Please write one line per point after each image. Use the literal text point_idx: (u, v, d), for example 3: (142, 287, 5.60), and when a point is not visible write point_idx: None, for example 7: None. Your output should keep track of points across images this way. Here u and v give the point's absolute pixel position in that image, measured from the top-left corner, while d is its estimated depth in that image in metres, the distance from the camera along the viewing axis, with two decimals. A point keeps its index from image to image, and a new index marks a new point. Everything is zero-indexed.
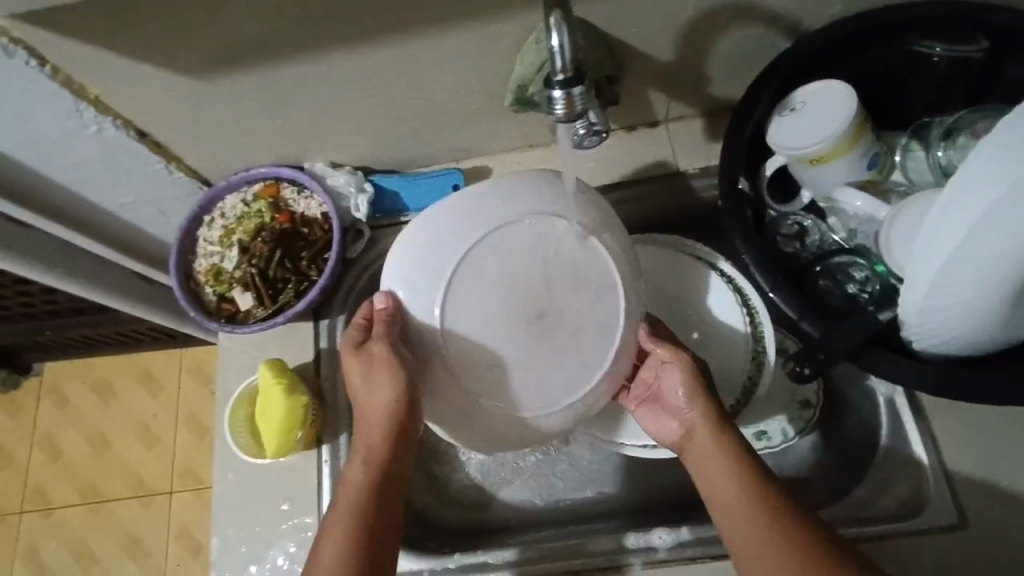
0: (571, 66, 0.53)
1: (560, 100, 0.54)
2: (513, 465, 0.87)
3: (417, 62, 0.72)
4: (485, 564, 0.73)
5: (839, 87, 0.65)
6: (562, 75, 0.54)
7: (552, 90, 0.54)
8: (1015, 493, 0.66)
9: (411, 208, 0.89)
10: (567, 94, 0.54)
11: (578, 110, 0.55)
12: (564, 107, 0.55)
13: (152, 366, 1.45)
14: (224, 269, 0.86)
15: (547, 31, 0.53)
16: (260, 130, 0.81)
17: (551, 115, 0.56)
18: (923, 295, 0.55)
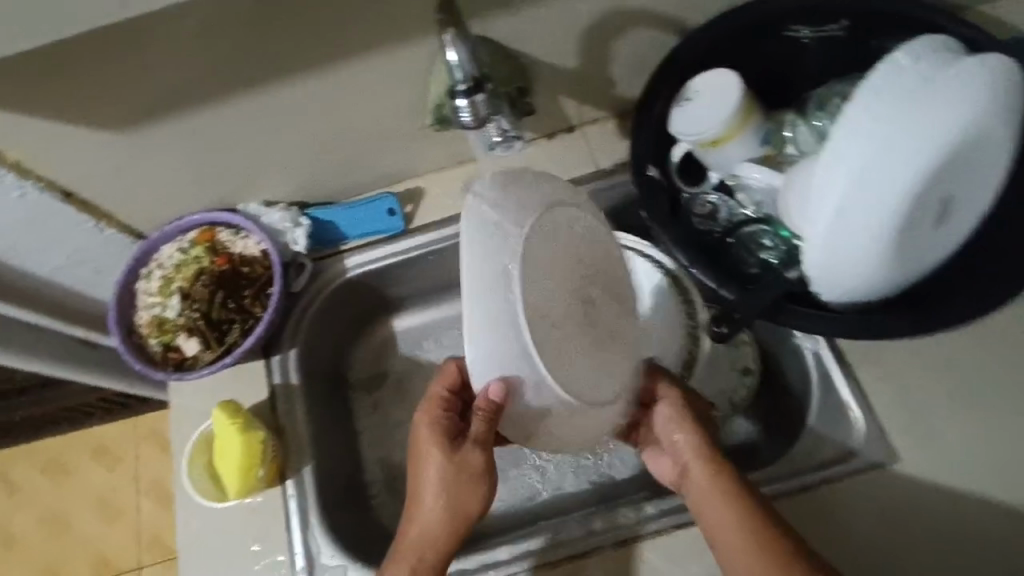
0: (470, 76, 0.58)
1: (464, 107, 0.59)
2: (503, 464, 0.89)
3: (335, 93, 0.75)
4: (501, 561, 0.73)
5: (726, 74, 0.71)
6: (463, 85, 0.59)
7: (457, 99, 0.59)
8: (933, 423, 0.72)
9: (351, 235, 0.91)
10: (470, 102, 0.59)
11: (483, 115, 0.60)
12: (469, 114, 0.60)
13: (106, 438, 1.41)
14: (166, 319, 0.85)
15: (444, 47, 0.57)
16: (187, 177, 0.82)
17: (459, 122, 0.61)
18: (820, 250, 0.60)
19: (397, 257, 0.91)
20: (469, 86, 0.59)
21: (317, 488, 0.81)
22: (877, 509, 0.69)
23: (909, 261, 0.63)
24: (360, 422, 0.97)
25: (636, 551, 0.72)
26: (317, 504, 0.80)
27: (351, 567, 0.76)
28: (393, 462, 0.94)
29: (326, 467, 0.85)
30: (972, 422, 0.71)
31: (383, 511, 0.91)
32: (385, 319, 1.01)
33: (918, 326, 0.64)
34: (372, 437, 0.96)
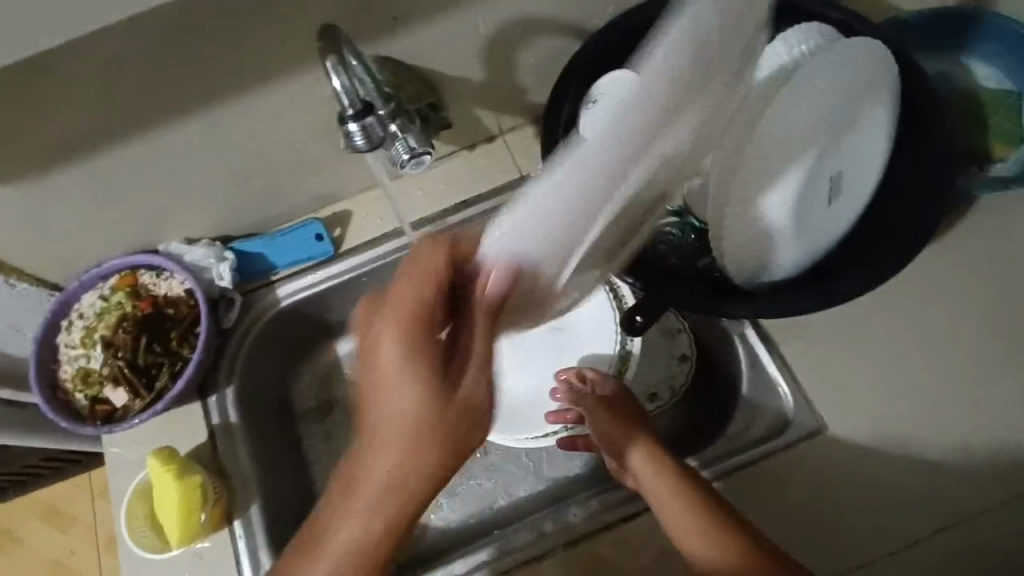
0: (357, 99, 0.61)
1: (355, 132, 0.62)
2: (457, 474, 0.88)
3: (243, 124, 0.74)
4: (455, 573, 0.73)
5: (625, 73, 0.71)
6: (351, 110, 0.62)
7: (347, 124, 0.62)
8: (856, 389, 0.75)
9: (280, 264, 0.90)
10: (362, 125, 0.62)
11: (377, 136, 0.63)
12: (362, 138, 0.63)
13: (57, 499, 1.34)
14: (91, 370, 0.83)
15: (326, 75, 0.60)
16: (99, 223, 0.80)
17: (353, 145, 0.64)
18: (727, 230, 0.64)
19: (329, 282, 0.90)
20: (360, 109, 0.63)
21: (266, 526, 0.80)
22: (811, 478, 0.72)
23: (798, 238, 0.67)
24: (310, 452, 0.95)
25: (587, 548, 0.72)
26: (267, 543, 0.78)
27: None
28: None
29: (275, 502, 0.83)
30: (890, 383, 0.75)
31: None
32: (328, 345, 1.00)
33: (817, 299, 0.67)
34: (325, 465, 0.95)
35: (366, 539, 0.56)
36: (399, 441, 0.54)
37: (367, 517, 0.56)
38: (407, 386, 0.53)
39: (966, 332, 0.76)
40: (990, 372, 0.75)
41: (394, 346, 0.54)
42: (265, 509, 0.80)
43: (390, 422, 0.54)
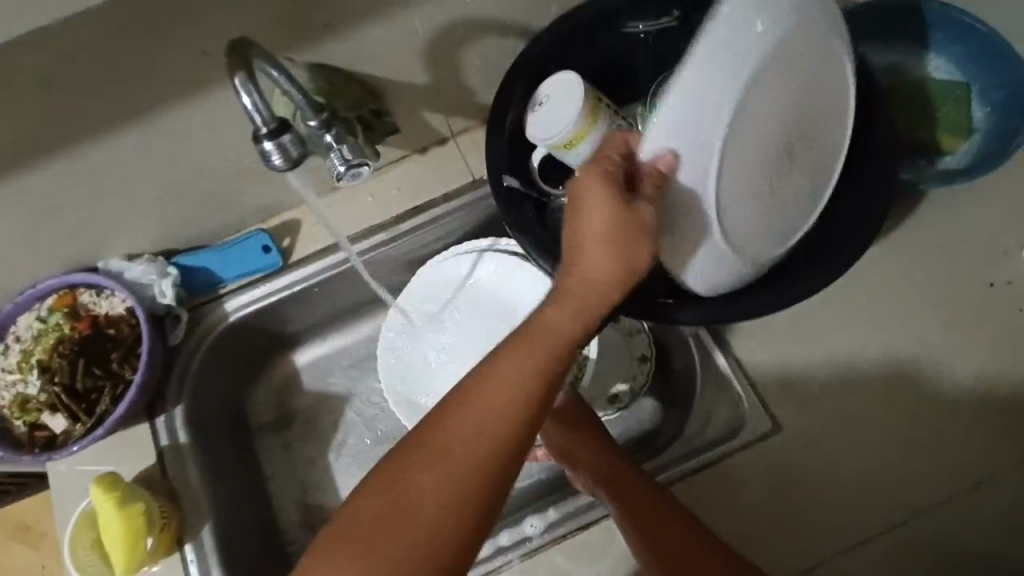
0: (270, 117, 0.56)
1: (272, 151, 0.57)
2: None
3: (176, 137, 0.71)
4: None
5: (571, 76, 0.70)
6: (266, 129, 0.56)
7: (262, 143, 0.57)
8: (811, 387, 0.75)
9: (228, 277, 0.87)
10: (278, 144, 0.57)
11: (297, 155, 0.58)
12: (280, 157, 0.58)
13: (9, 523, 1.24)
14: (29, 396, 0.79)
15: (235, 91, 0.56)
16: (31, 243, 0.77)
17: (272, 166, 0.58)
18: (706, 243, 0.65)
19: (279, 294, 0.88)
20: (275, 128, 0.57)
21: (221, 548, 0.78)
22: (767, 477, 0.72)
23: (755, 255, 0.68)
24: (269, 466, 0.93)
25: (544, 558, 0.72)
26: (222, 565, 0.76)
27: None
28: (309, 502, 0.92)
29: (230, 521, 0.82)
30: (844, 379, 0.75)
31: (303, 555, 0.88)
32: (284, 356, 0.97)
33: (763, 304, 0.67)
34: (284, 479, 0.93)
35: (484, 428, 0.51)
36: (560, 316, 0.55)
37: (495, 402, 0.52)
38: (609, 246, 0.55)
39: (919, 325, 0.77)
40: (942, 364, 0.75)
41: (597, 207, 0.55)
42: (218, 530, 0.78)
43: (620, 271, 0.55)
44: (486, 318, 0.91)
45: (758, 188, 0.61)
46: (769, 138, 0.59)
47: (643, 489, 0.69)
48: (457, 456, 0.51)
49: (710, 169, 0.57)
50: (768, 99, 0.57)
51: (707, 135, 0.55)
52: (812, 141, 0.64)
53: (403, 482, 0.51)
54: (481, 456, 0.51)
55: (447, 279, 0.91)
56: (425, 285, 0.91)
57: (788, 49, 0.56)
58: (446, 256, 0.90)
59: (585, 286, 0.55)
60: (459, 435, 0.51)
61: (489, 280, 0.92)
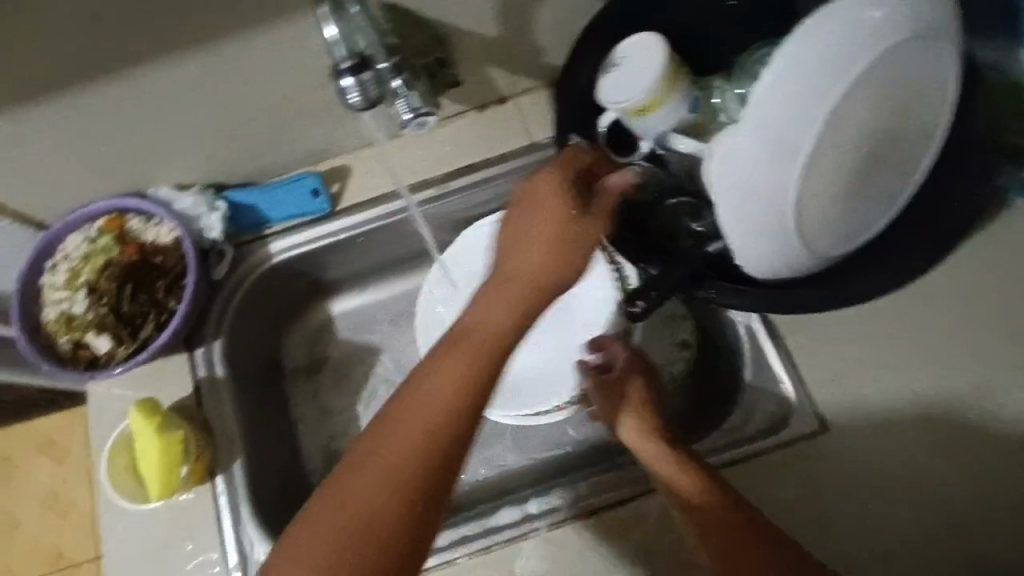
0: (352, 51, 0.56)
1: (349, 88, 0.56)
2: None
3: (238, 66, 0.70)
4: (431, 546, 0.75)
5: (651, 37, 0.68)
6: (347, 64, 0.56)
7: (343, 79, 0.56)
8: (861, 391, 0.73)
9: (274, 218, 0.86)
10: (357, 81, 0.56)
11: (375, 95, 0.57)
12: (357, 96, 0.57)
13: (52, 433, 1.27)
14: (75, 315, 0.80)
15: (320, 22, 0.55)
16: (86, 162, 0.76)
17: (349, 105, 0.58)
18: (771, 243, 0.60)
19: (324, 240, 0.87)
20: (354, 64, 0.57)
21: (248, 483, 0.79)
22: (805, 476, 0.70)
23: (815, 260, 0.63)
24: (298, 410, 0.94)
25: (568, 531, 0.72)
26: (249, 500, 0.78)
27: None
28: (334, 450, 0.92)
29: (258, 458, 0.83)
30: (898, 387, 0.72)
31: None
32: (321, 303, 0.97)
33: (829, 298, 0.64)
34: (311, 425, 0.93)
35: (423, 425, 0.52)
36: (498, 312, 0.56)
37: (455, 377, 0.53)
38: (546, 251, 0.57)
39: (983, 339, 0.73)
40: None
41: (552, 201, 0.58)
42: (248, 465, 0.79)
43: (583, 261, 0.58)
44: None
45: (837, 188, 0.57)
46: (863, 140, 0.56)
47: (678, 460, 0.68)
48: (412, 435, 0.51)
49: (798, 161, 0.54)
50: (870, 93, 0.54)
51: (806, 124, 0.52)
52: (903, 150, 0.60)
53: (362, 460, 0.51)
54: (420, 448, 0.51)
55: (494, 241, 0.88)
56: (471, 245, 0.89)
57: (902, 46, 0.54)
58: (496, 217, 0.88)
59: (530, 278, 0.57)
60: (416, 411, 0.52)
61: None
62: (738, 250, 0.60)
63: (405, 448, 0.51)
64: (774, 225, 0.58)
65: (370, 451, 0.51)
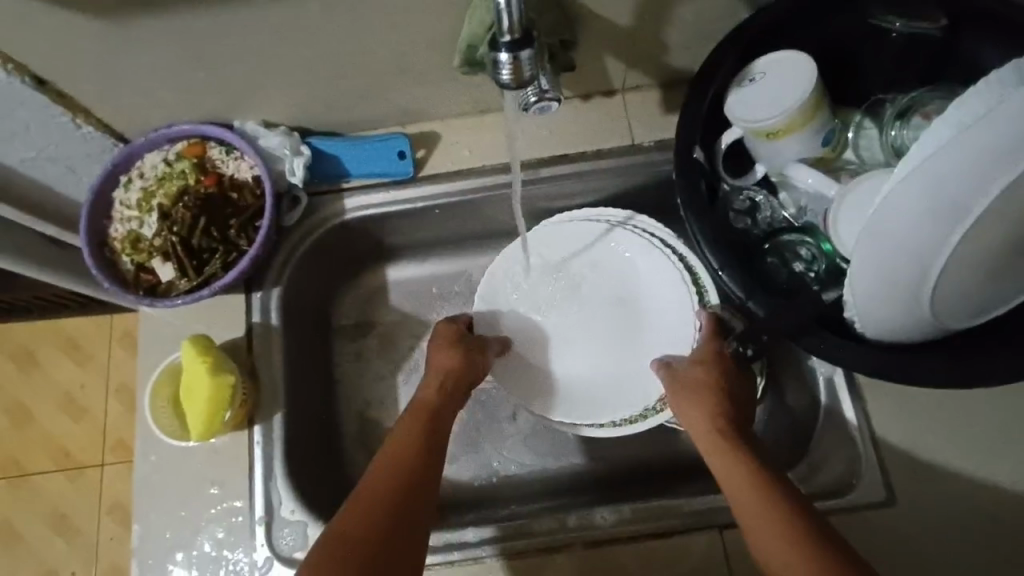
0: (519, 26, 0.51)
1: (507, 63, 0.52)
2: (475, 431, 0.86)
3: (357, 12, 0.66)
4: (463, 542, 0.72)
5: (800, 57, 0.63)
6: (509, 37, 0.52)
7: (499, 53, 0.52)
8: (938, 469, 0.69)
9: (354, 173, 0.83)
10: (514, 58, 0.52)
11: (526, 75, 0.53)
12: (511, 73, 0.53)
13: (76, 334, 1.26)
14: (143, 236, 0.79)
15: None
16: (178, 82, 0.73)
17: (497, 80, 0.54)
18: (902, 308, 0.56)
19: (400, 206, 0.84)
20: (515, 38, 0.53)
21: (285, 437, 0.77)
22: (863, 546, 0.67)
23: (949, 329, 0.58)
24: (337, 368, 0.91)
25: (606, 552, 0.70)
26: (283, 455, 0.76)
27: (310, 525, 0.73)
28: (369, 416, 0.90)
29: (298, 413, 0.81)
30: (978, 474, 0.68)
31: (351, 466, 0.86)
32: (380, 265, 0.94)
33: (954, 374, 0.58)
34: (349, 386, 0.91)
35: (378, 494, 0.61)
36: (433, 388, 0.74)
37: (419, 431, 0.68)
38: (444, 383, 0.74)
39: None
40: None
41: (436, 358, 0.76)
42: (288, 420, 0.78)
43: (450, 369, 0.75)
44: (606, 295, 0.84)
45: (991, 261, 0.52)
46: None
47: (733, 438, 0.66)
48: (414, 454, 0.66)
49: (956, 233, 0.49)
50: None
51: (968, 189, 0.47)
52: None
53: (382, 469, 0.64)
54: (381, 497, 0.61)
55: (577, 235, 0.84)
56: (549, 233, 0.84)
57: None
58: (581, 213, 0.84)
59: (448, 374, 0.75)
60: (416, 442, 0.67)
61: (619, 255, 0.84)
62: (859, 307, 0.58)
63: (409, 466, 0.65)
64: (908, 291, 0.54)
65: (379, 475, 0.63)
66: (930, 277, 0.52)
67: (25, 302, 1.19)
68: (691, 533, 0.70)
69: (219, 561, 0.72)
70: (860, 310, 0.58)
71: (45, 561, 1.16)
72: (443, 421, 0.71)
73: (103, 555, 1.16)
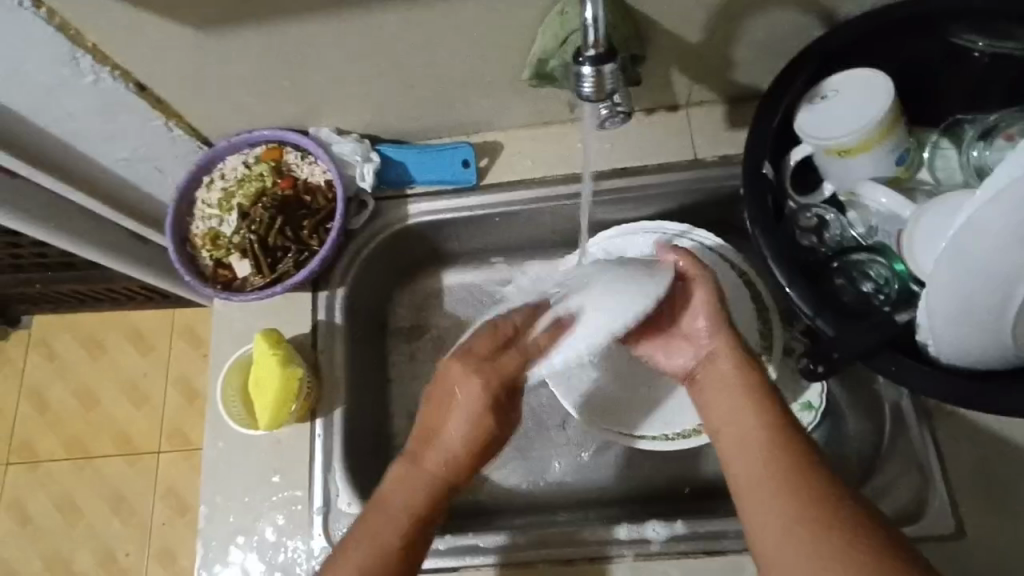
0: (604, 41, 0.53)
1: (589, 76, 0.54)
2: (522, 441, 0.87)
3: (435, 27, 0.68)
4: (513, 545, 0.73)
5: (876, 76, 0.63)
6: (593, 51, 0.53)
7: (583, 65, 0.54)
8: (1010, 503, 0.66)
9: (419, 180, 0.86)
10: (596, 71, 0.54)
11: (608, 88, 0.55)
12: (592, 86, 0.55)
13: (140, 323, 1.33)
14: (221, 234, 0.84)
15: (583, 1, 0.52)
16: (264, 90, 0.77)
17: (578, 92, 0.56)
18: (975, 338, 0.54)
19: (461, 213, 0.86)
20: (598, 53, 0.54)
21: (345, 431, 0.80)
22: None
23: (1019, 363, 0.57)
24: (393, 368, 0.92)
25: (656, 566, 0.70)
26: (342, 448, 0.78)
27: None
28: None
29: (357, 409, 0.83)
30: None
31: None
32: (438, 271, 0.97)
33: None
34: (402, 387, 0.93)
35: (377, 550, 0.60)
36: (418, 486, 0.64)
37: (404, 499, 0.63)
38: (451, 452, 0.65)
39: None
40: None
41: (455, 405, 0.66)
42: (348, 415, 0.80)
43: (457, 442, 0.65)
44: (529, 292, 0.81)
45: None
46: None
47: (744, 371, 0.62)
48: (402, 500, 0.63)
49: None
50: None
51: None
52: None
53: (348, 553, 0.60)
54: (383, 548, 0.60)
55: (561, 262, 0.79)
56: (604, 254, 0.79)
57: None
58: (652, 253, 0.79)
59: (437, 450, 0.65)
60: (393, 498, 0.63)
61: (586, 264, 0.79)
62: (933, 333, 0.55)
63: (392, 522, 0.61)
64: (983, 316, 0.53)
65: (374, 519, 0.62)
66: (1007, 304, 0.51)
67: (100, 292, 1.26)
68: (745, 553, 0.69)
69: (279, 547, 0.75)
70: (933, 337, 0.56)
71: (105, 540, 1.22)
72: (420, 505, 0.63)
73: (158, 538, 1.21)
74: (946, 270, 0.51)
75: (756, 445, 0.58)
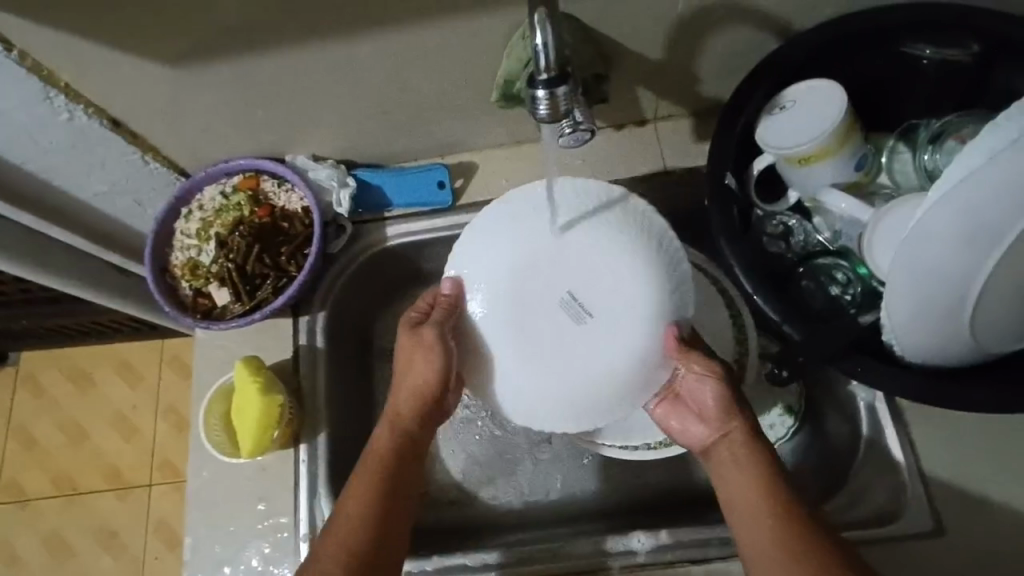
0: (555, 65, 0.55)
1: (543, 100, 0.55)
2: (507, 460, 0.87)
3: (402, 53, 0.70)
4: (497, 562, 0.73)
5: (829, 87, 0.65)
6: (546, 75, 0.55)
7: (537, 89, 0.55)
8: (986, 496, 0.67)
9: (397, 203, 0.87)
10: (550, 94, 0.55)
11: (562, 110, 0.56)
12: (547, 108, 0.56)
13: (128, 355, 1.33)
14: (201, 263, 0.84)
15: (531, 29, 0.53)
16: (238, 121, 0.78)
17: (535, 115, 0.57)
18: (937, 335, 0.56)
19: (441, 233, 0.87)
20: (551, 77, 0.56)
21: (329, 456, 0.80)
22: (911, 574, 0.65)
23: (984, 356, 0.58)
24: (378, 390, 0.92)
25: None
26: (327, 473, 0.79)
27: None
28: None
29: (342, 432, 0.84)
30: None
31: None
32: None
33: (1005, 400, 0.57)
34: None
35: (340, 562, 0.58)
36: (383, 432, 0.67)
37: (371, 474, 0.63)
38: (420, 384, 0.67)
39: None
40: None
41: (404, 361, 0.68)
42: (332, 439, 0.81)
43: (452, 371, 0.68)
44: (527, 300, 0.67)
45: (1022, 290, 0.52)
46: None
47: (757, 453, 0.60)
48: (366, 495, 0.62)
49: (992, 254, 0.49)
50: None
51: (999, 212, 0.48)
52: None
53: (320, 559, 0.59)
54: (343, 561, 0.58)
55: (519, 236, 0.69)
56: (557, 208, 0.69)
57: None
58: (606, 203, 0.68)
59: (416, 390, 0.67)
60: (361, 489, 0.63)
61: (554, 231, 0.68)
62: (896, 331, 0.57)
63: (355, 535, 0.60)
64: (942, 316, 0.54)
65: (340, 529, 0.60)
66: (964, 302, 0.52)
67: (85, 325, 1.26)
68: (730, 561, 0.70)
69: None
70: (897, 335, 0.57)
71: None
72: (398, 448, 0.66)
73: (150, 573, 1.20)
74: (901, 270, 0.53)
75: (767, 517, 0.57)
